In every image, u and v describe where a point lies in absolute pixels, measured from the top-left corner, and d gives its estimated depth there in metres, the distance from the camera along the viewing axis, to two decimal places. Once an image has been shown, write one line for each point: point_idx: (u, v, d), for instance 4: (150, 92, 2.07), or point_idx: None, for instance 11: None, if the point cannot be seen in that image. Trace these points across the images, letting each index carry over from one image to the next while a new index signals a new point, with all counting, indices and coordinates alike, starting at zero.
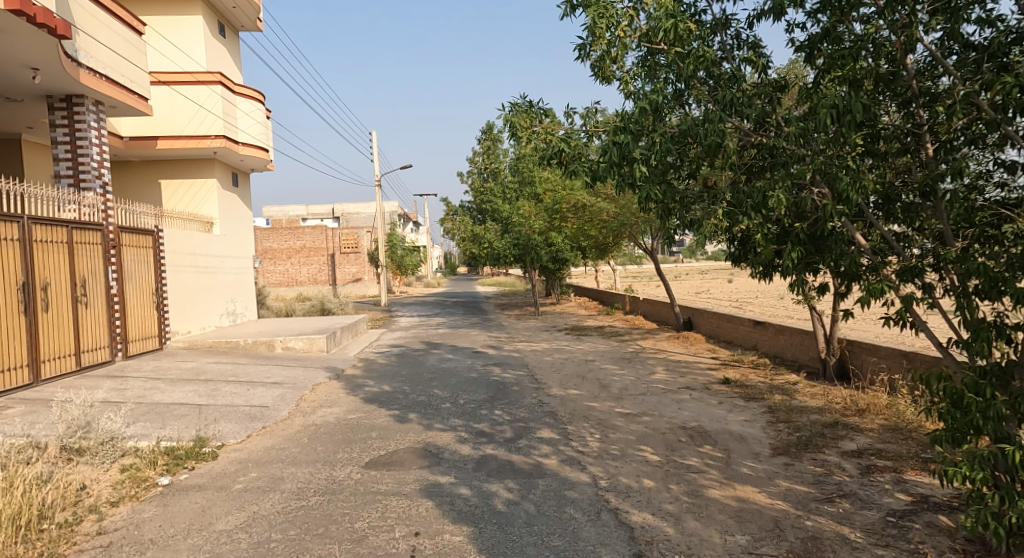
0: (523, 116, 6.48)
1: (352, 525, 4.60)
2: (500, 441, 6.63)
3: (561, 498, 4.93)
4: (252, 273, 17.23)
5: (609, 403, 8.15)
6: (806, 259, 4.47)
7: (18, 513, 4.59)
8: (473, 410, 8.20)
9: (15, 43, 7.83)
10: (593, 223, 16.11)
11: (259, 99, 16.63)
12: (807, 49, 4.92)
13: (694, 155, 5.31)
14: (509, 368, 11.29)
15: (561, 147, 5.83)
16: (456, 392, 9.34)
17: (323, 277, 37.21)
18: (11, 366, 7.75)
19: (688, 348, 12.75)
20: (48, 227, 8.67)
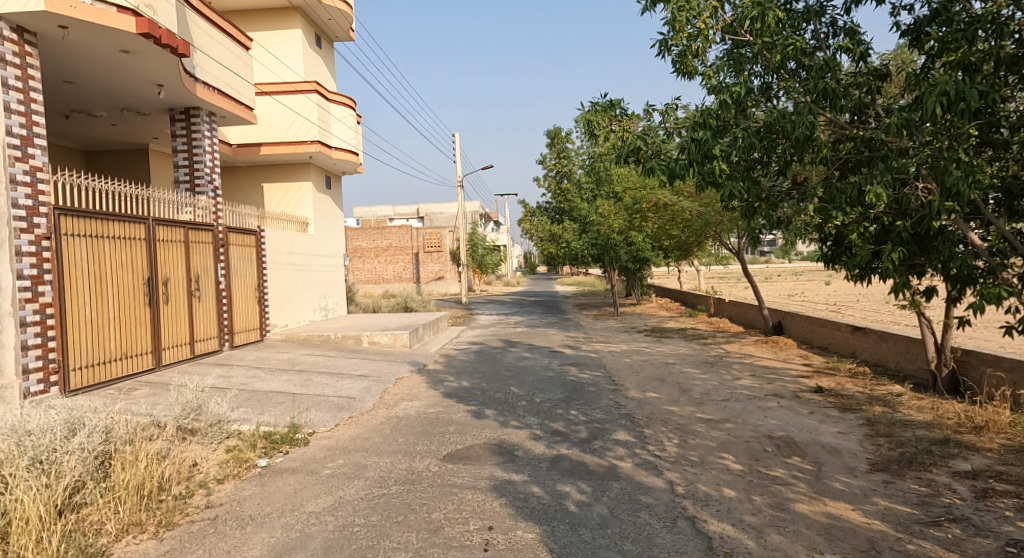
0: (601, 114, 6.67)
1: (430, 515, 4.89)
2: (575, 442, 6.79)
3: (636, 502, 5.02)
4: (343, 272, 18.12)
5: (689, 408, 8.12)
6: (909, 259, 4.52)
7: (142, 484, 5.20)
8: (548, 409, 8.40)
9: (143, 62, 8.70)
10: (675, 223, 15.88)
11: (351, 105, 17.48)
12: (914, 33, 4.88)
13: (783, 150, 5.33)
14: (586, 368, 11.40)
15: (638, 144, 6.00)
16: (532, 391, 9.54)
17: (409, 275, 38.45)
18: (137, 352, 8.63)
19: (777, 353, 12.39)
20: (169, 227, 9.57)
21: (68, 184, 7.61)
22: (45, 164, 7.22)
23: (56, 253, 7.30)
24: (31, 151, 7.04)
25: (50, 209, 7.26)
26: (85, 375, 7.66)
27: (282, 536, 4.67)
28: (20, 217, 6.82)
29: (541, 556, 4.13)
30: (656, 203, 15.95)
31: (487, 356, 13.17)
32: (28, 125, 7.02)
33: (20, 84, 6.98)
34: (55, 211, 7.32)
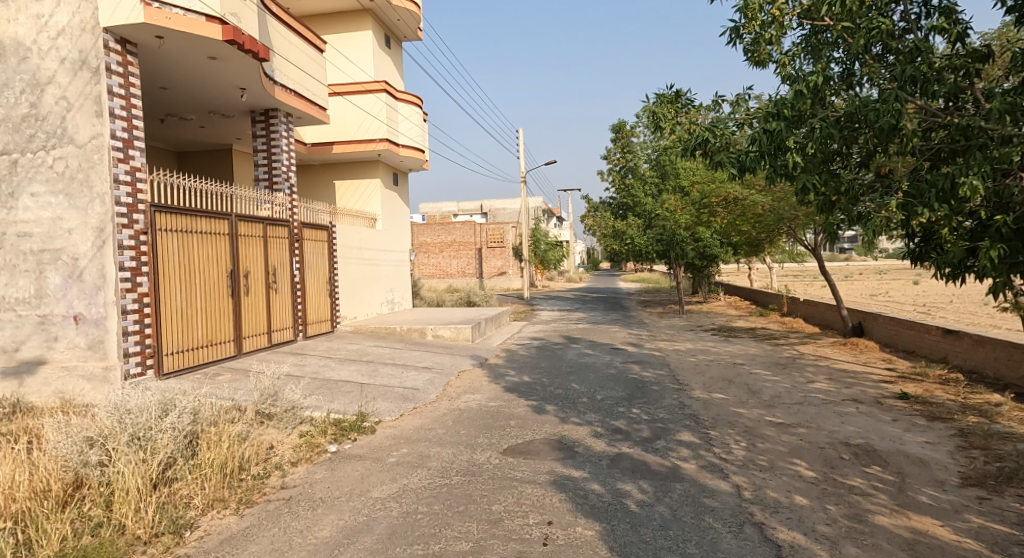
0: (668, 106, 6.79)
1: (490, 507, 5.05)
2: (636, 441, 6.81)
3: (700, 505, 5.02)
4: (409, 267, 18.61)
5: (758, 411, 7.97)
6: (1011, 258, 4.21)
7: (224, 463, 5.60)
8: (610, 407, 8.43)
9: (228, 67, 9.24)
10: (746, 219, 15.43)
11: (417, 103, 17.88)
12: (1019, 10, 4.69)
13: (866, 139, 5.20)
14: (649, 367, 11.33)
15: (707, 136, 6.04)
16: (594, 388, 9.58)
17: (472, 270, 38.95)
18: (221, 340, 9.20)
19: (857, 356, 11.90)
20: (249, 222, 10.12)
21: (163, 182, 8.19)
22: (144, 165, 7.82)
23: (152, 246, 7.89)
24: (132, 153, 7.64)
25: (147, 206, 7.85)
26: (175, 360, 8.25)
27: (350, 519, 4.94)
28: (121, 214, 7.42)
29: (600, 553, 4.22)
30: (726, 198, 15.50)
31: (549, 352, 13.27)
32: (129, 129, 7.62)
33: (122, 92, 7.59)
34: (151, 208, 7.90)
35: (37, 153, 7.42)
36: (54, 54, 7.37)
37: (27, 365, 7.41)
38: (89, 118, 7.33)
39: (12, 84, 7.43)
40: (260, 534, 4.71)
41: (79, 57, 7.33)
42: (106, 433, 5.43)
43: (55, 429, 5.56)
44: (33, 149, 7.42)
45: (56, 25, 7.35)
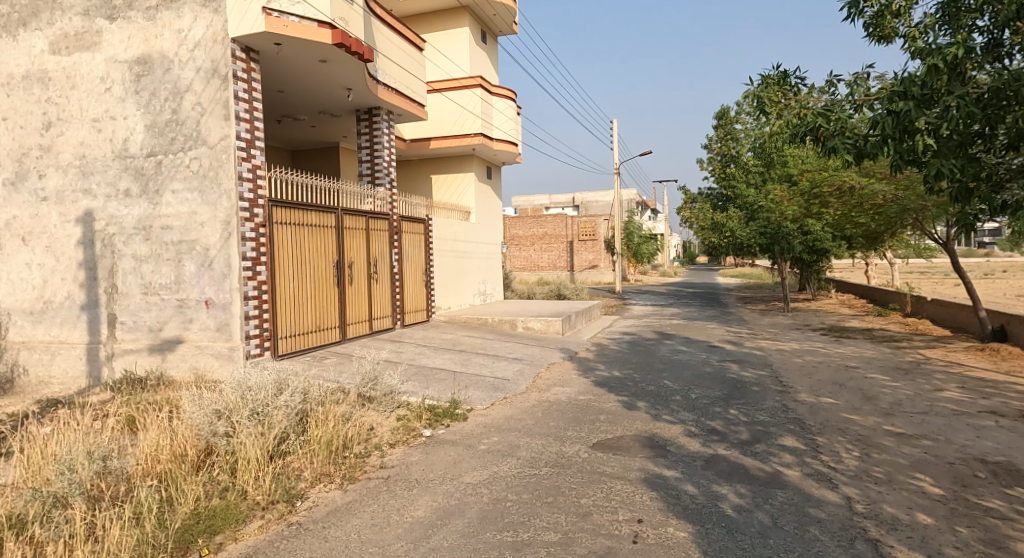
0: (773, 89, 7.32)
1: (579, 500, 5.15)
2: (734, 443, 6.66)
3: (804, 515, 4.84)
4: (501, 259, 18.91)
5: (874, 418, 7.52)
6: None
7: (330, 441, 6.03)
8: (705, 406, 8.28)
9: (337, 69, 9.79)
10: (863, 209, 14.43)
11: (512, 97, 18.09)
12: None
13: (1010, 113, 5.75)
14: (748, 366, 10.96)
15: (819, 122, 6.71)
16: (688, 386, 9.43)
17: (563, 263, 38.99)
18: (327, 326, 9.81)
19: (996, 364, 10.88)
20: (353, 216, 10.69)
21: (280, 178, 8.84)
22: (263, 162, 8.47)
23: (270, 238, 8.54)
24: (253, 152, 8.30)
25: (265, 202, 8.51)
26: (289, 343, 8.91)
27: (443, 501, 5.19)
28: (244, 209, 8.10)
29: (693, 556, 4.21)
30: (840, 187, 14.29)
31: (641, 347, 13.11)
32: (250, 130, 8.26)
33: (246, 96, 8.27)
34: (269, 203, 8.55)
35: (177, 154, 8.22)
36: (191, 64, 8.14)
37: (169, 343, 8.33)
38: (219, 122, 8.05)
39: (156, 92, 8.27)
40: (362, 509, 5.06)
41: (211, 66, 8.06)
42: (232, 406, 6.00)
43: (190, 401, 6.21)
44: (174, 151, 8.24)
45: (193, 38, 8.13)
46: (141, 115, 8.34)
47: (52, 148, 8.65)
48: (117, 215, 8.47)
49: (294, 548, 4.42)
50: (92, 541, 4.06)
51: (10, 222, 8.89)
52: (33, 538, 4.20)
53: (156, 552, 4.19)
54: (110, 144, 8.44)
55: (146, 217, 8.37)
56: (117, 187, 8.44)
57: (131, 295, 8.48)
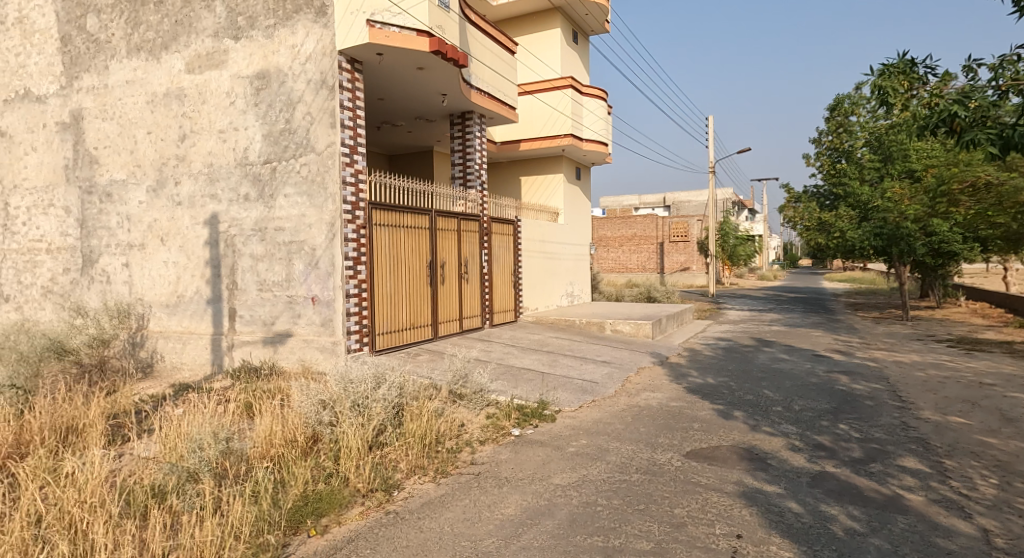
0: (898, 78, 6.46)
1: (672, 509, 5.07)
2: (844, 460, 6.31)
3: (929, 545, 4.51)
4: (589, 261, 18.82)
5: (1014, 443, 6.85)
6: None
7: (424, 436, 6.26)
8: (810, 419, 7.89)
9: (433, 75, 10.12)
10: (1002, 207, 12.79)
11: (602, 97, 17.95)
12: None
13: None
14: (860, 379, 10.30)
15: (954, 110, 5.83)
16: (791, 397, 9.01)
17: (652, 264, 38.19)
18: (420, 324, 10.16)
19: None
20: (446, 217, 10.99)
21: (379, 182, 9.27)
22: (365, 167, 8.91)
23: (370, 239, 8.98)
24: (356, 157, 8.77)
25: (366, 204, 8.95)
26: (385, 339, 9.32)
27: (532, 501, 5.27)
28: (347, 211, 8.56)
29: None
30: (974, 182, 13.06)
31: (737, 354, 12.64)
32: (354, 137, 8.72)
33: (350, 105, 8.75)
34: (369, 206, 9.00)
35: (289, 161, 8.80)
36: (303, 76, 8.71)
37: (280, 336, 8.94)
38: (326, 130, 8.56)
39: (273, 104, 8.90)
40: (454, 503, 5.22)
41: (320, 77, 8.60)
42: (335, 397, 6.38)
43: (299, 392, 6.65)
44: (287, 157, 8.82)
45: (306, 52, 8.68)
46: (259, 125, 9.00)
47: (185, 158, 9.49)
48: (238, 218, 9.18)
49: (392, 535, 4.65)
50: (219, 513, 4.46)
51: (150, 225, 9.82)
52: (171, 507, 4.66)
53: (272, 529, 4.54)
54: (233, 153, 9.16)
55: (262, 219, 9.01)
56: (238, 192, 9.15)
57: (248, 291, 9.17)
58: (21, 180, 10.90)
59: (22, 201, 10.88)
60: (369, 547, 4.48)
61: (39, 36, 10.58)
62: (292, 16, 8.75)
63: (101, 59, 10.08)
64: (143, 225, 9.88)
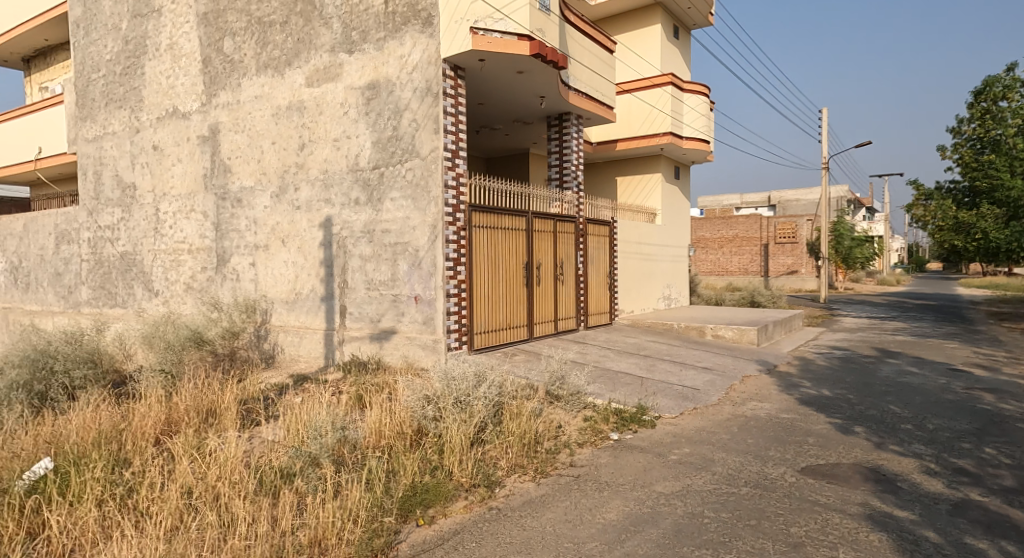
0: None
1: (788, 528, 4.87)
2: (989, 488, 5.75)
3: None
4: (687, 263, 18.29)
5: None
6: None
7: (524, 435, 6.39)
8: (945, 440, 7.25)
9: (532, 78, 10.23)
10: None
11: (704, 92, 17.36)
12: None
13: None
14: (1007, 397, 9.32)
15: None
16: (922, 415, 8.32)
17: (755, 267, 36.32)
18: (516, 324, 10.33)
19: None
20: (543, 219, 11.08)
21: (479, 184, 9.53)
22: (466, 170, 9.19)
23: (469, 240, 9.24)
24: (458, 161, 9.06)
25: (466, 206, 9.23)
26: (483, 338, 9.57)
27: (635, 508, 5.24)
28: (448, 213, 8.87)
29: None
30: None
31: (856, 365, 11.83)
32: (456, 141, 9.02)
33: (453, 110, 9.06)
34: (469, 208, 9.27)
35: (395, 166, 9.25)
36: (410, 85, 9.11)
37: (385, 333, 9.40)
38: (430, 135, 8.91)
39: (382, 113, 9.39)
40: (556, 504, 5.30)
41: (426, 85, 8.96)
42: (440, 393, 6.65)
43: (407, 387, 6.98)
44: (393, 163, 9.27)
45: (413, 61, 9.08)
46: (369, 133, 9.51)
47: (304, 165, 10.19)
48: (349, 221, 9.75)
49: (496, 532, 4.79)
50: (338, 496, 4.81)
51: (273, 228, 10.64)
52: (296, 489, 5.08)
53: (385, 515, 4.84)
54: (346, 160, 9.75)
55: (370, 222, 9.53)
56: (350, 196, 9.72)
57: (357, 290, 9.72)
58: (168, 187, 12.12)
59: (169, 206, 12.12)
60: (474, 541, 4.65)
61: (185, 59, 11.75)
62: (401, 28, 9.18)
63: (235, 77, 11.04)
64: (267, 228, 10.72)
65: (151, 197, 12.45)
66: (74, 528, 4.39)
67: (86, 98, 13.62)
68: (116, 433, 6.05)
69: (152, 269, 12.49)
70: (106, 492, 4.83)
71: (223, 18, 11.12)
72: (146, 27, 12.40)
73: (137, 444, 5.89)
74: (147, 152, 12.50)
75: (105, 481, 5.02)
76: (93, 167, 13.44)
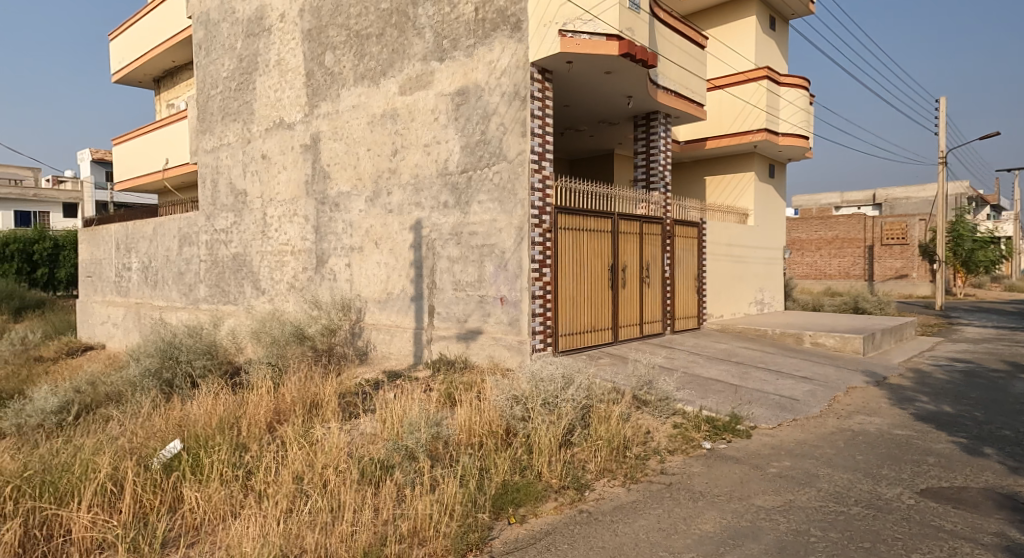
0: None
1: (909, 554, 4.54)
2: None
3: None
4: (782, 266, 17.38)
5: None
6: None
7: (613, 439, 6.34)
8: None
9: (620, 77, 10.09)
10: None
11: (804, 86, 16.40)
12: None
13: None
14: None
15: None
16: None
17: (858, 271, 33.77)
18: (601, 327, 10.25)
19: None
20: (629, 220, 10.91)
21: (564, 187, 9.55)
22: (552, 172, 9.24)
23: (555, 242, 9.28)
24: (544, 164, 9.13)
25: (552, 209, 9.28)
26: (569, 340, 9.59)
27: (734, 521, 5.06)
28: (534, 216, 8.96)
29: None
30: None
31: (982, 379, 10.77)
32: (542, 144, 9.09)
33: (540, 113, 9.14)
34: (555, 210, 9.30)
35: (483, 170, 9.46)
36: (498, 90, 9.29)
37: (471, 333, 9.63)
38: (517, 138, 9.04)
39: (471, 117, 9.62)
40: (647, 511, 5.23)
41: (514, 89, 9.10)
42: (528, 393, 6.72)
43: (495, 387, 7.11)
44: (481, 166, 9.48)
45: (501, 66, 9.25)
46: (458, 138, 9.78)
47: (397, 170, 10.64)
48: (438, 224, 10.07)
49: (588, 535, 4.82)
50: (434, 490, 5.01)
51: (368, 230, 11.19)
52: (396, 481, 5.33)
53: (479, 511, 4.98)
54: (436, 165, 10.08)
55: (459, 224, 9.79)
56: (439, 200, 10.05)
57: (445, 290, 10.03)
58: (275, 193, 13.05)
59: (274, 211, 13.04)
60: (566, 542, 4.70)
61: (291, 73, 12.60)
62: (490, 34, 9.38)
63: (335, 88, 11.70)
64: (362, 230, 11.28)
65: (260, 203, 13.43)
66: (206, 503, 4.84)
67: (206, 112, 14.92)
68: (235, 419, 6.62)
69: (259, 269, 13.48)
70: (231, 473, 5.28)
71: (325, 33, 11.83)
72: (258, 45, 13.41)
73: (253, 430, 6.40)
74: (256, 161, 13.52)
75: (229, 463, 5.50)
76: (211, 176, 14.71)
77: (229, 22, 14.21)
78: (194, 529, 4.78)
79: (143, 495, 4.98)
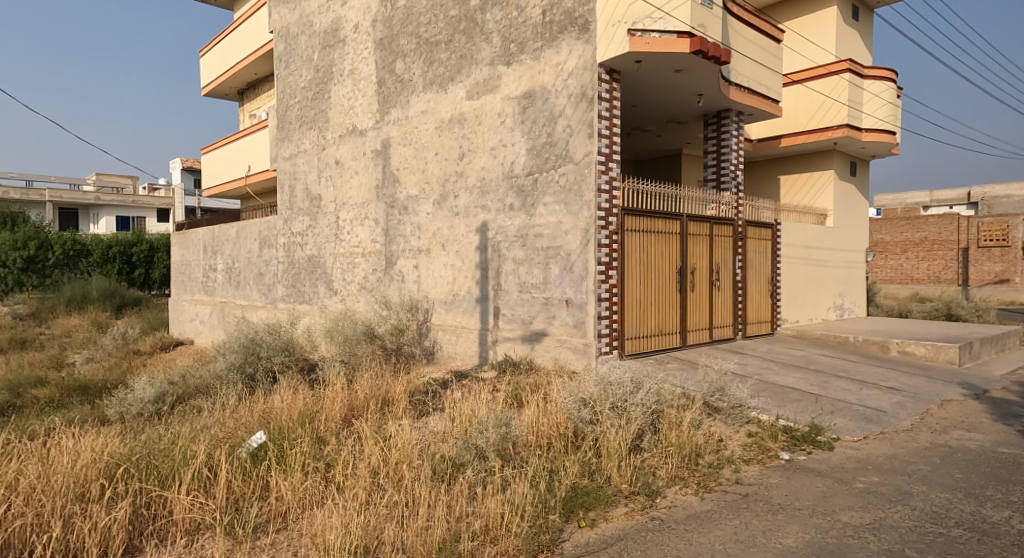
0: None
1: None
2: None
3: None
4: (865, 269, 16.41)
5: None
6: None
7: (684, 446, 6.16)
8: None
9: (692, 75, 9.82)
10: None
11: (891, 77, 15.41)
12: None
13: None
14: None
15: None
16: None
17: (950, 275, 31.33)
18: (669, 331, 9.99)
19: None
20: (698, 221, 10.60)
21: (631, 188, 9.40)
22: (619, 173, 9.11)
23: (621, 244, 9.14)
24: (611, 165, 9.02)
25: (619, 210, 9.15)
26: (636, 344, 9.41)
27: (818, 537, 4.80)
28: (601, 217, 8.87)
29: None
30: None
31: None
32: (610, 145, 8.98)
33: (608, 114, 9.04)
34: (622, 212, 9.16)
35: (549, 172, 9.44)
36: (565, 91, 9.25)
37: (537, 335, 9.63)
38: (584, 140, 8.97)
39: (537, 120, 9.64)
40: (724, 521, 5.06)
41: (581, 90, 9.04)
42: (596, 396, 6.62)
43: (563, 389, 7.05)
44: (548, 168, 9.47)
45: (569, 67, 9.21)
46: (525, 141, 9.81)
47: (464, 173, 10.80)
48: (503, 226, 10.15)
49: (661, 542, 4.72)
50: (504, 490, 5.03)
51: (435, 232, 11.41)
52: (468, 479, 5.40)
53: (550, 512, 4.97)
54: (502, 167, 10.16)
55: (525, 227, 9.82)
56: (505, 202, 10.12)
57: (511, 292, 10.08)
58: (348, 197, 13.54)
59: (347, 214, 13.53)
60: (639, 549, 4.62)
61: (364, 82, 13.05)
62: (558, 36, 9.36)
63: (405, 95, 12.02)
64: (430, 232, 11.52)
65: (334, 206, 13.96)
66: (293, 492, 5.06)
67: (284, 121, 15.68)
68: (313, 413, 6.91)
69: (332, 270, 14.01)
70: (315, 464, 5.50)
71: (396, 42, 12.19)
72: (333, 56, 13.97)
73: (330, 424, 6.65)
74: (331, 167, 14.07)
75: (312, 454, 5.72)
76: (289, 182, 15.43)
77: (306, 35, 14.89)
78: (281, 516, 5.00)
79: (238, 480, 5.25)
